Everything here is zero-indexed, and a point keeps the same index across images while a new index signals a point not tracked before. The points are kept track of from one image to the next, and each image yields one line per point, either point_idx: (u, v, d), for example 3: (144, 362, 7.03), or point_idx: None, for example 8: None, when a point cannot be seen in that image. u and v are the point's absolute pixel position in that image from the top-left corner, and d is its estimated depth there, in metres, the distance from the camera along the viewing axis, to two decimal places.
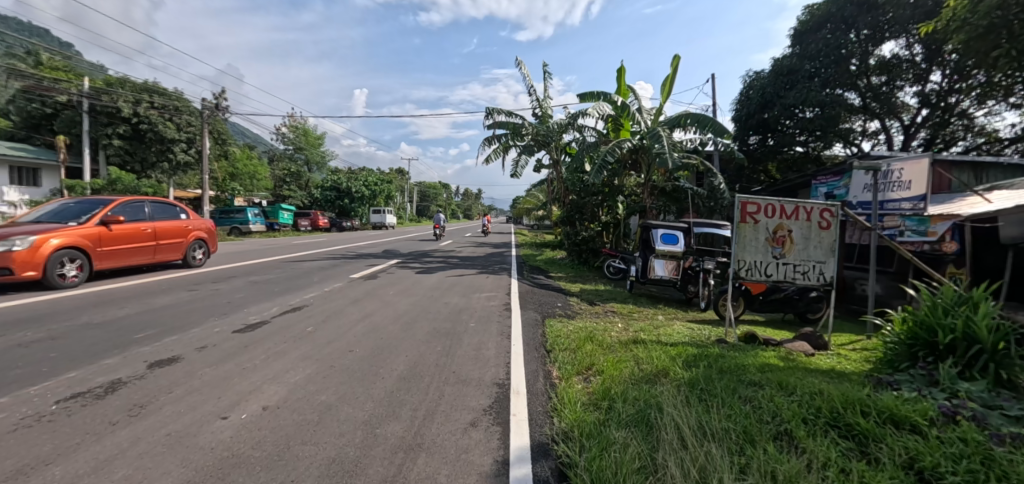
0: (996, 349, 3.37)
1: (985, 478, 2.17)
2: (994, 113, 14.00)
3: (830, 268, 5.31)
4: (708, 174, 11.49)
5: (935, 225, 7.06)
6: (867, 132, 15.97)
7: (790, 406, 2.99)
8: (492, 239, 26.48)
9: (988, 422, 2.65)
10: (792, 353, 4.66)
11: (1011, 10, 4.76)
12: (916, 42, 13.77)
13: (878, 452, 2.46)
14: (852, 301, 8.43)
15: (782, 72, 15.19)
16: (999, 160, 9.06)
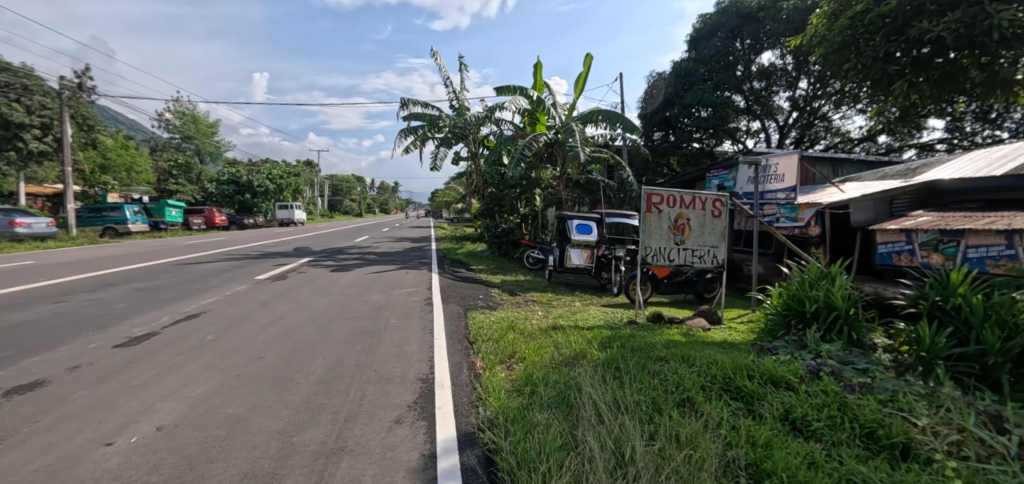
0: (849, 314, 4.05)
1: (840, 420, 2.63)
2: (846, 117, 16.56)
3: (721, 252, 6.00)
4: (618, 168, 12.24)
5: (801, 212, 8.18)
6: (751, 131, 17.96)
7: (691, 376, 3.34)
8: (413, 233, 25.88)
9: (842, 375, 3.20)
10: (692, 329, 5.21)
11: (859, 29, 5.31)
12: (787, 53, 15.69)
13: (761, 408, 2.86)
14: (739, 280, 9.58)
15: (681, 74, 16.64)
16: (850, 157, 10.74)
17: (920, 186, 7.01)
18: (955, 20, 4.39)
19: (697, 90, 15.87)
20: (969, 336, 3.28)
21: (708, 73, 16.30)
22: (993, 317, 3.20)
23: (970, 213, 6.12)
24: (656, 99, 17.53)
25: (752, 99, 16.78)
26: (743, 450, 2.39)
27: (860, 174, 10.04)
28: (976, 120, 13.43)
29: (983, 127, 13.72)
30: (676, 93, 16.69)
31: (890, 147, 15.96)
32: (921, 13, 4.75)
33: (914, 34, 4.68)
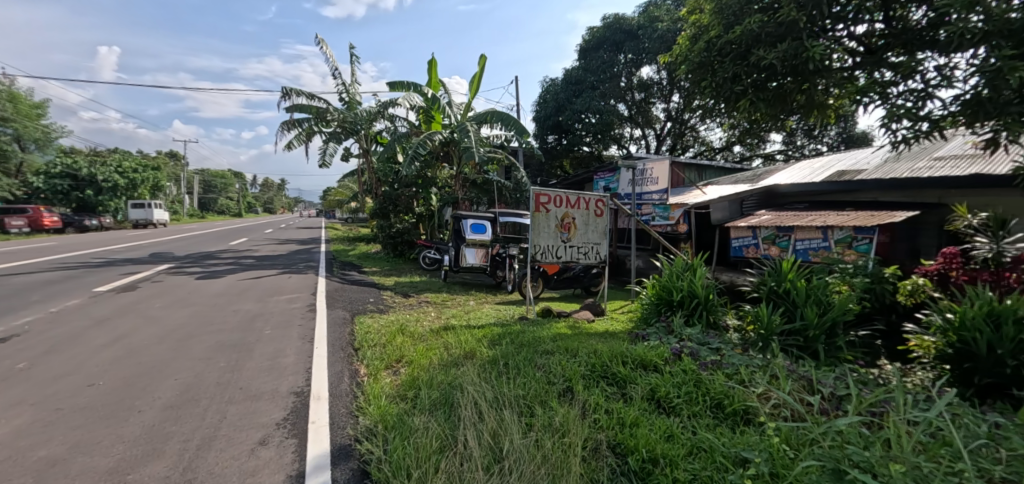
0: (707, 300, 4.61)
1: (696, 394, 2.91)
2: (709, 129, 18.98)
3: (603, 248, 6.48)
4: (513, 168, 12.57)
5: (672, 212, 9.14)
6: (634, 137, 19.66)
7: (573, 367, 3.50)
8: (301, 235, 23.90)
9: (698, 354, 3.59)
10: (577, 321, 5.55)
11: (714, 52, 5.92)
12: (662, 69, 17.42)
13: (631, 390, 3.09)
14: (622, 274, 10.46)
15: (572, 81, 17.67)
16: (711, 164, 12.31)
17: (763, 190, 8.28)
18: (782, 51, 5.13)
19: (586, 97, 16.98)
20: (794, 313, 3.92)
21: (596, 82, 17.51)
22: (814, 297, 3.88)
23: (797, 212, 7.38)
24: (549, 103, 18.38)
25: (635, 109, 18.36)
26: (611, 432, 2.54)
27: (719, 178, 11.55)
28: (802, 135, 16.30)
29: (807, 142, 16.72)
30: (567, 99, 17.69)
31: (742, 156, 18.65)
32: (759, 41, 5.45)
33: (753, 60, 5.36)
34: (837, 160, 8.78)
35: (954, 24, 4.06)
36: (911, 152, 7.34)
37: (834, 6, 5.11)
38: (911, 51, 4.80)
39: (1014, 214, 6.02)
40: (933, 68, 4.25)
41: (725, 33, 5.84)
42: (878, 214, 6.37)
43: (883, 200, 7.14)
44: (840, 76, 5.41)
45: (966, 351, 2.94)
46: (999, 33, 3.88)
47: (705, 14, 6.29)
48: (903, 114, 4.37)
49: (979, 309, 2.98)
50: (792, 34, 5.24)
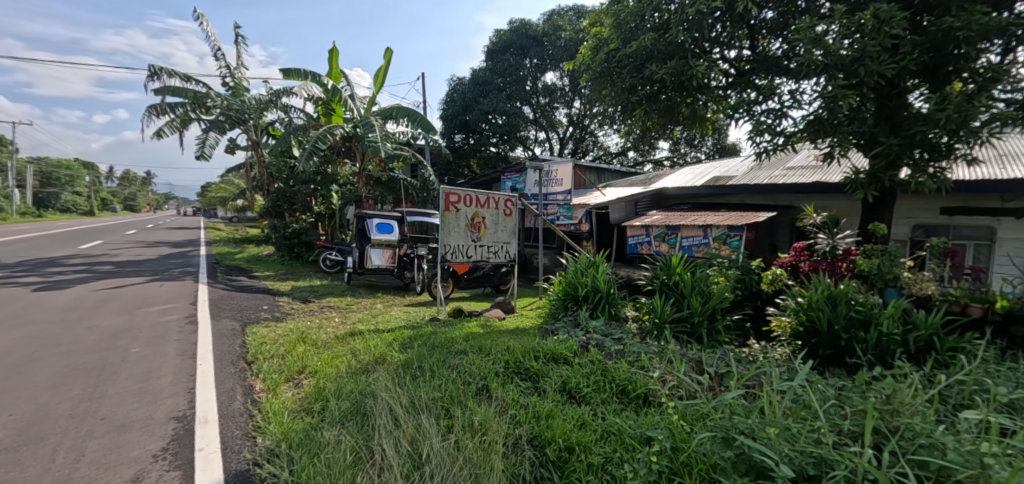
0: (609, 293, 4.94)
1: (603, 382, 3.07)
2: (605, 135, 20.43)
3: (512, 247, 6.68)
4: (421, 167, 12.29)
5: (575, 212, 9.60)
6: (538, 140, 20.34)
7: (487, 365, 3.49)
8: (172, 235, 20.84)
9: (602, 344, 3.80)
10: (488, 320, 5.61)
11: (613, 63, 6.37)
12: (565, 76, 18.36)
13: (545, 383, 3.18)
14: (530, 271, 10.82)
15: (480, 82, 17.83)
16: (608, 167, 13.26)
17: (654, 193, 9.12)
18: (671, 68, 5.66)
19: (493, 98, 17.25)
20: (683, 303, 4.37)
21: (502, 84, 17.85)
22: (698, 288, 4.37)
23: (683, 213, 8.26)
24: (456, 102, 18.33)
25: (539, 112, 18.98)
26: (529, 426, 2.58)
27: (616, 181, 12.48)
28: (684, 144, 18.30)
29: (687, 150, 18.82)
30: (474, 99, 17.79)
31: (634, 161, 20.36)
32: (651, 57, 5.95)
33: (646, 74, 5.84)
34: (713, 167, 10.00)
35: (803, 56, 4.84)
36: (769, 162, 8.63)
37: (713, 32, 5.80)
38: (770, 76, 5.63)
39: (842, 214, 7.37)
40: (787, 91, 5.03)
41: (622, 47, 6.31)
42: (746, 214, 7.38)
43: (748, 203, 8.29)
44: (716, 93, 6.14)
45: (812, 328, 3.54)
46: (834, 66, 4.72)
47: (604, 27, 6.71)
48: (765, 129, 5.12)
49: (821, 293, 3.61)
50: (679, 53, 5.80)
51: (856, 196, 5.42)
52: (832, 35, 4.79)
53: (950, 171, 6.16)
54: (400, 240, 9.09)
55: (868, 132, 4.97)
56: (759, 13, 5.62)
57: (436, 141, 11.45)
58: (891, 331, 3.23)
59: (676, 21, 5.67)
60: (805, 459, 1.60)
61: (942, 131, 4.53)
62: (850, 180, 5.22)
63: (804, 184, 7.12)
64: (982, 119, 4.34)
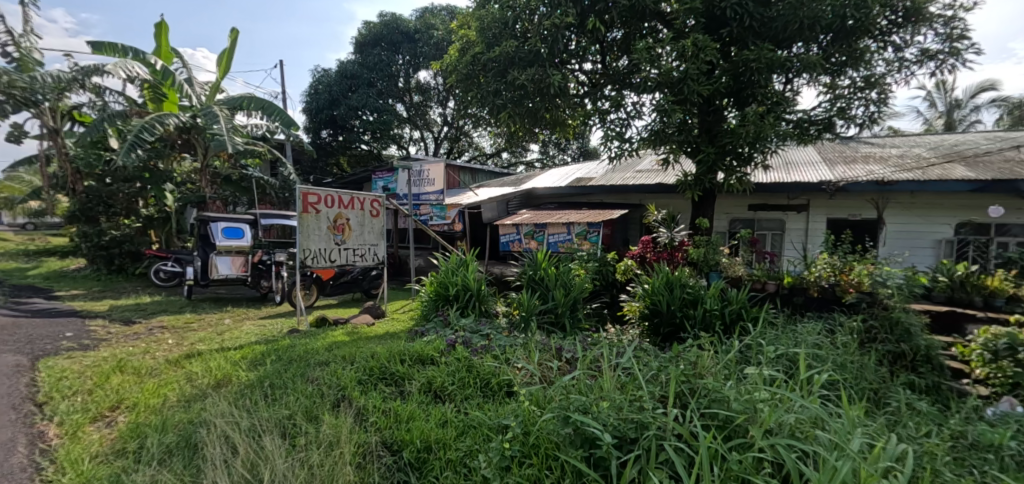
0: (479, 291, 5.04)
1: (467, 378, 3.13)
2: (480, 136, 20.88)
3: (380, 249, 6.64)
4: (281, 164, 11.22)
5: (449, 211, 9.85)
6: (413, 139, 19.93)
7: (348, 374, 3.32)
8: None
9: (469, 342, 3.86)
10: (356, 327, 5.33)
11: (477, 66, 6.57)
12: (438, 75, 18.31)
13: (408, 386, 3.13)
14: (402, 273, 10.77)
15: (347, 75, 16.83)
16: (482, 168, 13.61)
17: (524, 193, 9.60)
18: (532, 75, 6.00)
19: (362, 94, 16.44)
20: (547, 295, 4.67)
21: (373, 79, 17.09)
22: (561, 281, 4.72)
23: (550, 212, 8.86)
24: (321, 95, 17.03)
25: (412, 110, 18.60)
26: (387, 431, 2.52)
27: (490, 182, 12.86)
28: (553, 147, 19.63)
29: (556, 153, 20.25)
30: (342, 93, 16.74)
31: (507, 162, 21.23)
32: (513, 63, 6.24)
33: (509, 78, 6.11)
34: (576, 169, 10.92)
35: (642, 72, 5.53)
36: (621, 166, 9.72)
37: (570, 45, 6.30)
38: (618, 88, 6.30)
39: (678, 212, 8.63)
40: (631, 103, 5.70)
41: (487, 51, 6.51)
42: (601, 212, 8.21)
43: (606, 201, 9.21)
44: (574, 101, 6.69)
45: (655, 310, 4.08)
46: (665, 84, 5.48)
47: (470, 31, 6.86)
48: (614, 136, 5.73)
49: (661, 280, 4.16)
50: (538, 61, 6.17)
51: (686, 196, 6.37)
52: (665, 56, 5.53)
53: (754, 175, 7.65)
54: (255, 245, 8.14)
55: (693, 142, 5.87)
56: (608, 32, 6.26)
57: (298, 136, 10.49)
58: (712, 307, 3.87)
59: (536, 31, 6.04)
60: (627, 425, 1.82)
61: (745, 143, 5.54)
62: (682, 182, 6.12)
63: (649, 186, 8.15)
64: (770, 134, 5.43)
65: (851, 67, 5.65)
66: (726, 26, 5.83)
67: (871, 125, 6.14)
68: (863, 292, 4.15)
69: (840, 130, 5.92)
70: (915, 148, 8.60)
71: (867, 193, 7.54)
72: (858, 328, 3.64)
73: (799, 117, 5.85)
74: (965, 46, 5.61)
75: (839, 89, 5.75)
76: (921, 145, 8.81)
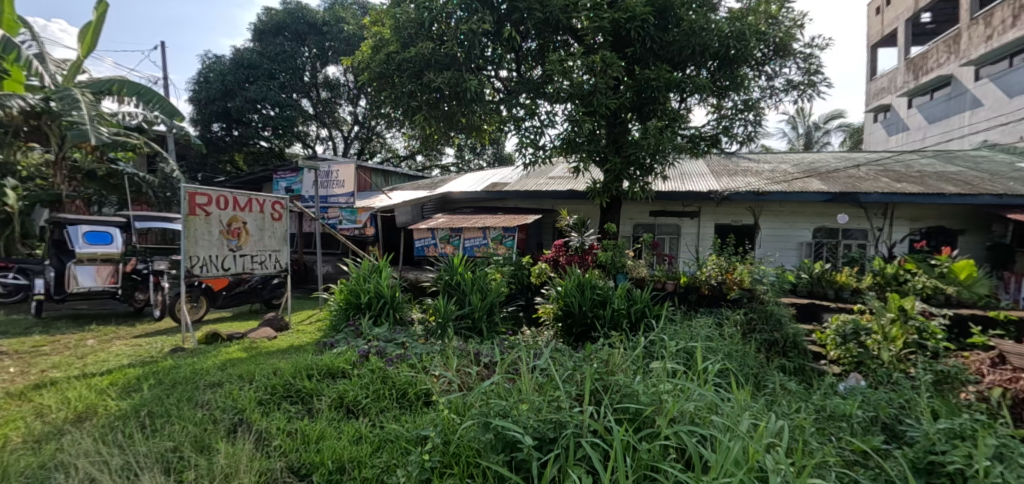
0: (393, 298, 4.84)
1: (382, 390, 3.00)
2: (394, 137, 20.25)
3: (283, 255, 6.13)
4: (161, 160, 9.86)
5: (359, 215, 9.41)
6: (320, 137, 18.71)
7: (247, 395, 2.99)
8: None
9: (384, 351, 3.68)
10: (255, 341, 4.84)
11: (392, 65, 6.37)
12: (349, 72, 17.43)
13: (318, 403, 2.91)
14: (308, 281, 10.04)
15: (244, 64, 15.32)
16: (395, 170, 13.20)
17: (440, 197, 9.48)
18: (448, 78, 5.96)
19: (262, 86, 15.06)
20: (464, 300, 4.64)
21: (274, 71, 15.75)
22: (477, 286, 4.72)
23: (466, 216, 8.86)
24: (212, 84, 15.28)
25: (319, 107, 17.46)
26: (293, 455, 2.31)
27: (404, 185, 12.50)
28: (468, 151, 19.70)
29: (471, 158, 20.34)
30: (238, 84, 15.20)
31: (422, 166, 20.85)
32: (429, 65, 6.14)
33: (425, 80, 6.00)
34: (492, 174, 11.05)
35: (556, 83, 5.77)
36: (535, 172, 10.05)
37: (486, 51, 6.36)
38: (532, 97, 6.49)
39: (587, 217, 9.13)
40: (545, 112, 5.91)
41: (402, 51, 6.36)
42: (517, 217, 8.41)
43: (521, 206, 9.44)
44: (490, 107, 6.76)
45: (568, 311, 4.26)
46: (576, 95, 5.77)
47: (384, 28, 6.62)
48: (528, 143, 5.89)
49: (573, 282, 4.36)
50: (454, 65, 6.14)
51: (596, 202, 6.77)
52: (576, 69, 5.82)
53: (654, 184, 8.35)
54: (128, 253, 7.04)
55: (601, 152, 6.25)
56: (523, 42, 6.44)
57: (183, 129, 9.31)
58: (619, 307, 4.14)
59: (453, 35, 6.01)
60: (546, 425, 1.86)
61: (647, 155, 6.01)
62: (592, 189, 6.48)
63: (561, 192, 8.52)
64: (668, 147, 5.98)
65: (732, 91, 6.31)
66: (631, 47, 6.31)
67: (749, 142, 7.03)
68: (744, 288, 4.78)
69: (725, 146, 6.68)
70: (781, 164, 10.04)
71: (745, 202, 8.62)
72: (741, 320, 4.12)
73: (692, 133, 6.51)
74: (819, 80, 6.66)
75: (723, 110, 6.51)
76: (786, 162, 10.31)
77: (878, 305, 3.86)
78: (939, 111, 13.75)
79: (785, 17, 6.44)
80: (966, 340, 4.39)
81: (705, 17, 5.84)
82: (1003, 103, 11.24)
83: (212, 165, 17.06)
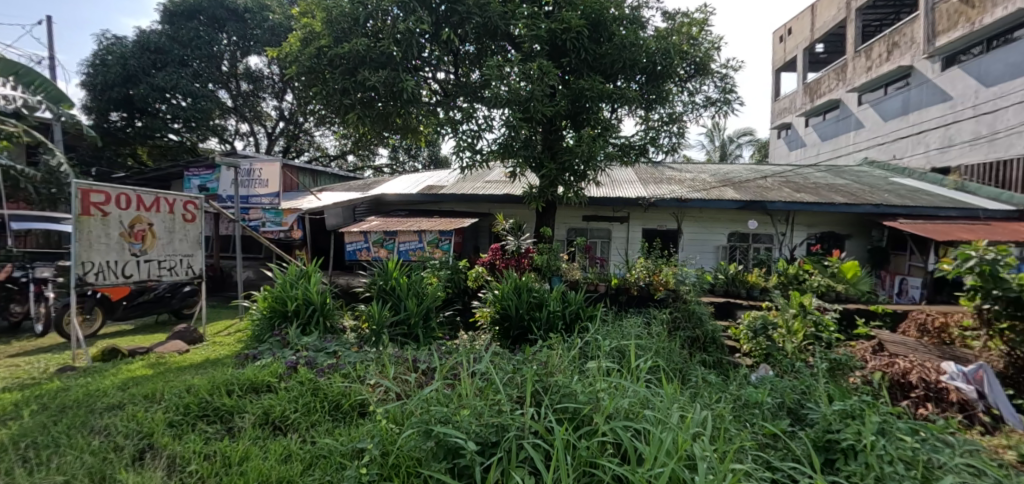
0: (324, 305, 4.58)
1: (313, 403, 2.83)
2: (323, 136, 19.24)
3: (197, 261, 5.57)
4: (43, 151, 8.56)
5: (285, 217, 8.85)
6: (239, 132, 17.30)
7: (155, 417, 2.68)
8: None
9: (314, 362, 3.47)
10: (163, 356, 4.36)
11: (323, 60, 6.08)
12: (274, 64, 16.31)
13: (240, 421, 2.69)
14: (226, 288, 9.22)
15: (150, 48, 13.78)
16: (325, 170, 12.55)
17: (373, 199, 9.15)
18: (383, 76, 5.78)
19: (171, 73, 13.62)
20: (401, 305, 4.51)
21: (186, 58, 14.33)
22: (413, 291, 4.62)
23: (401, 219, 8.64)
24: (110, 68, 13.56)
25: (239, 100, 16.14)
26: (213, 480, 2.11)
27: (335, 186, 11.92)
28: (403, 153, 19.21)
29: (406, 159, 19.85)
30: (142, 69, 13.63)
31: (355, 166, 20.00)
32: (364, 63, 5.93)
33: (359, 78, 5.78)
34: (428, 177, 10.87)
35: (494, 88, 5.83)
36: (472, 175, 10.04)
37: (423, 52, 6.27)
38: (470, 101, 6.49)
39: (523, 221, 9.29)
40: (482, 116, 5.93)
41: (335, 46, 6.09)
42: (453, 220, 8.35)
43: (457, 210, 9.38)
44: (427, 109, 6.66)
45: (505, 314, 4.31)
46: (514, 101, 5.85)
47: (315, 20, 6.29)
48: (465, 147, 5.88)
49: (510, 285, 4.41)
50: (390, 64, 5.98)
51: (532, 206, 6.90)
52: (514, 75, 5.90)
53: (587, 189, 8.68)
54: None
55: (537, 157, 6.39)
56: (462, 45, 6.41)
57: (72, 117, 8.17)
58: (556, 309, 4.25)
59: (390, 33, 5.85)
60: (489, 429, 1.86)
61: (581, 162, 6.25)
62: (528, 193, 6.59)
63: (498, 196, 8.58)
64: (600, 156, 6.26)
65: (658, 104, 6.72)
66: (566, 57, 6.53)
67: (673, 153, 7.54)
68: (668, 289, 5.12)
69: (651, 155, 7.10)
70: (701, 174, 10.89)
71: (669, 208, 9.24)
72: (667, 319, 4.40)
73: (622, 142, 6.86)
74: (733, 98, 7.32)
75: (651, 121, 6.93)
76: (705, 172, 11.21)
77: (782, 302, 4.31)
78: (829, 131, 15.67)
79: (705, 39, 7.01)
80: (853, 331, 5.02)
81: (634, 33, 6.19)
82: (878, 126, 13.07)
83: (108, 158, 15.13)
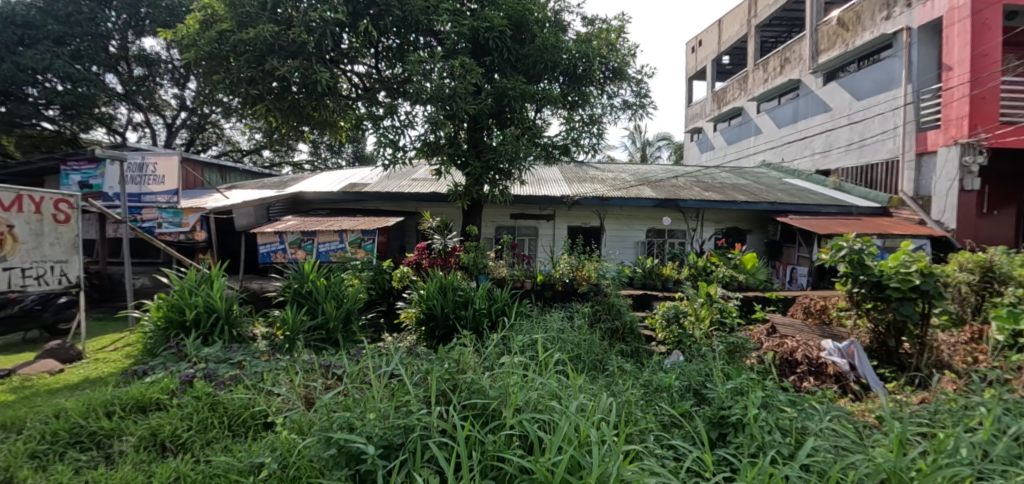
0: (229, 313, 4.21)
1: (209, 420, 2.58)
2: (234, 128, 17.74)
3: (73, 268, 4.86)
4: None
5: (186, 217, 8.15)
6: (132, 122, 15.40)
7: (8, 450, 2.31)
8: None
9: (214, 374, 3.18)
10: (30, 378, 3.77)
11: (225, 45, 5.59)
12: (173, 48, 14.73)
13: (119, 444, 2.39)
14: (116, 297, 8.17)
15: (14, 21, 11.81)
16: (234, 166, 11.56)
17: (289, 197, 8.58)
18: (294, 67, 5.44)
19: (43, 52, 11.74)
20: (317, 309, 4.27)
21: (62, 35, 12.44)
22: (331, 294, 4.39)
23: (321, 218, 8.18)
24: None
25: (131, 86, 14.37)
26: None
27: (246, 183, 11.02)
28: (326, 149, 18.27)
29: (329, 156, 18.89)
30: (4, 45, 11.65)
31: (271, 162, 18.67)
32: (273, 51, 5.55)
33: (267, 68, 5.40)
34: (351, 174, 10.42)
35: (416, 84, 5.71)
36: (398, 173, 9.79)
37: (341, 44, 5.99)
38: (392, 96, 6.30)
39: (451, 220, 9.22)
40: (404, 112, 5.79)
41: (239, 31, 5.64)
42: (378, 220, 8.08)
43: (382, 209, 9.09)
44: (345, 103, 6.37)
45: (430, 314, 4.24)
46: (437, 98, 5.77)
47: (216, 2, 5.77)
48: (387, 143, 5.70)
49: (435, 285, 4.36)
50: (302, 54, 5.63)
51: (459, 204, 6.85)
52: (437, 72, 5.83)
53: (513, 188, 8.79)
54: None
55: (462, 155, 6.36)
56: (383, 38, 6.21)
57: None
58: (481, 307, 4.25)
59: (301, 21, 5.51)
60: (394, 431, 1.82)
61: (506, 160, 6.31)
62: (453, 191, 6.54)
63: (425, 194, 8.45)
64: (524, 155, 6.38)
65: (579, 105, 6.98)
66: (489, 56, 6.56)
67: (595, 153, 7.86)
68: (590, 284, 5.35)
69: (574, 155, 7.35)
70: (622, 174, 11.47)
71: (593, 206, 9.64)
72: (588, 312, 4.59)
73: (547, 141, 7.03)
74: (648, 102, 7.78)
75: (574, 122, 7.16)
76: (626, 172, 11.82)
77: (692, 292, 4.64)
78: (734, 136, 17.23)
79: (622, 46, 7.40)
80: (751, 316, 5.56)
81: (555, 36, 6.37)
82: (774, 132, 14.58)
83: None
